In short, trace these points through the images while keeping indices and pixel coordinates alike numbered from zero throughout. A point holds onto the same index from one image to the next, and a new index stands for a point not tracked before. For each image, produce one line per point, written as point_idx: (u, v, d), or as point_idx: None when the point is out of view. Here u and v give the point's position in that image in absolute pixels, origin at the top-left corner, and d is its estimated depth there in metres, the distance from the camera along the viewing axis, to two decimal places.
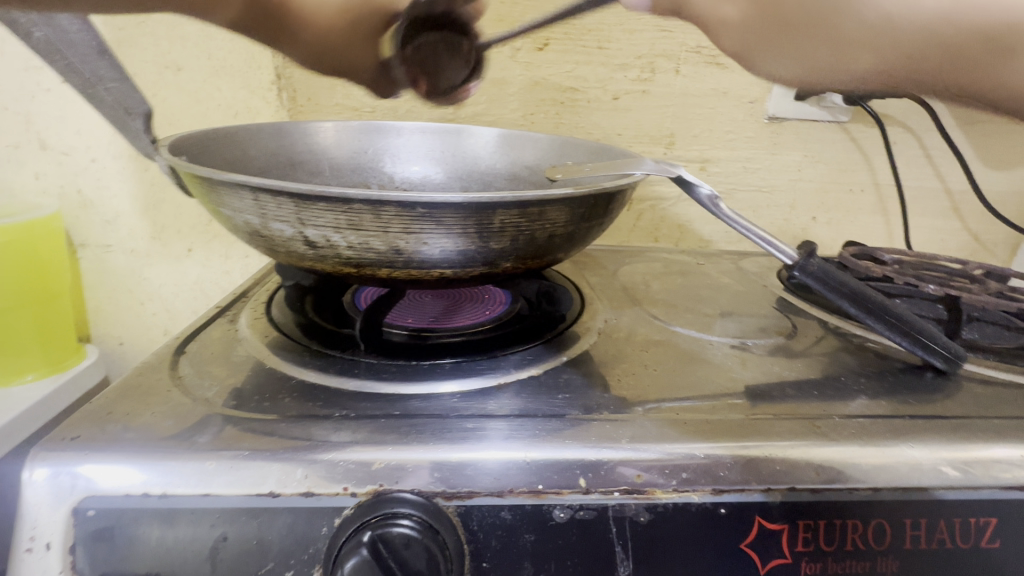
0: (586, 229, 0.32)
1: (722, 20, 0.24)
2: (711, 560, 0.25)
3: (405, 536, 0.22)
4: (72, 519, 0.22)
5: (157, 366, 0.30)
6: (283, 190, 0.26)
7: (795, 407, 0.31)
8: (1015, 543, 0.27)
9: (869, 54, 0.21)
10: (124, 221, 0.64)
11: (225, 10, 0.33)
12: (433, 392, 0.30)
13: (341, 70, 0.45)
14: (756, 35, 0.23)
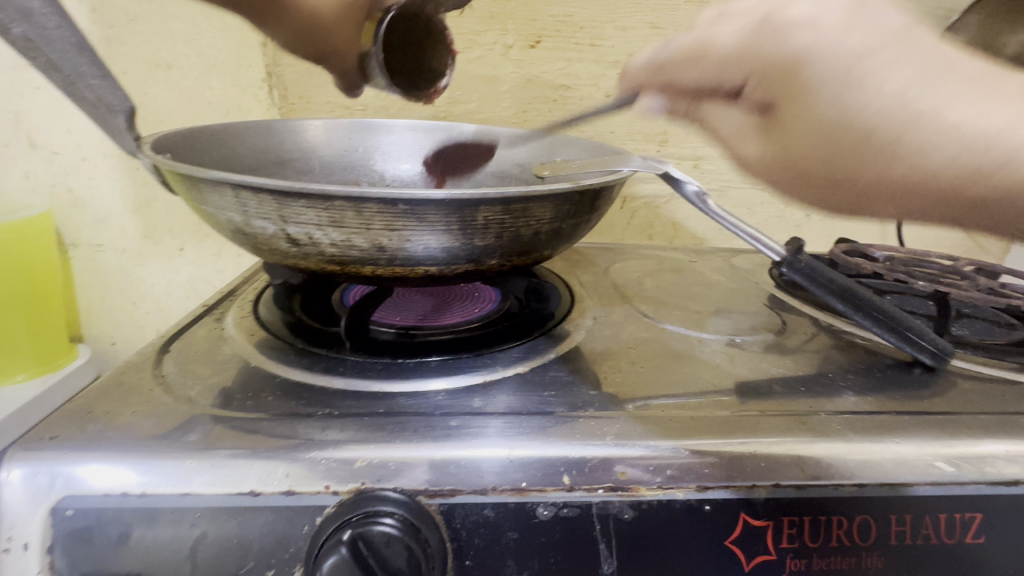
0: (573, 226, 0.32)
1: (751, 158, 0.32)
2: (696, 557, 0.25)
3: (386, 535, 0.22)
4: (51, 519, 0.22)
5: (141, 365, 0.30)
6: (264, 187, 0.25)
7: (782, 404, 0.31)
8: (1001, 539, 0.27)
9: (919, 197, 0.27)
10: (115, 220, 0.64)
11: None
12: (418, 390, 0.30)
13: (321, 53, 0.47)
14: (785, 179, 0.31)
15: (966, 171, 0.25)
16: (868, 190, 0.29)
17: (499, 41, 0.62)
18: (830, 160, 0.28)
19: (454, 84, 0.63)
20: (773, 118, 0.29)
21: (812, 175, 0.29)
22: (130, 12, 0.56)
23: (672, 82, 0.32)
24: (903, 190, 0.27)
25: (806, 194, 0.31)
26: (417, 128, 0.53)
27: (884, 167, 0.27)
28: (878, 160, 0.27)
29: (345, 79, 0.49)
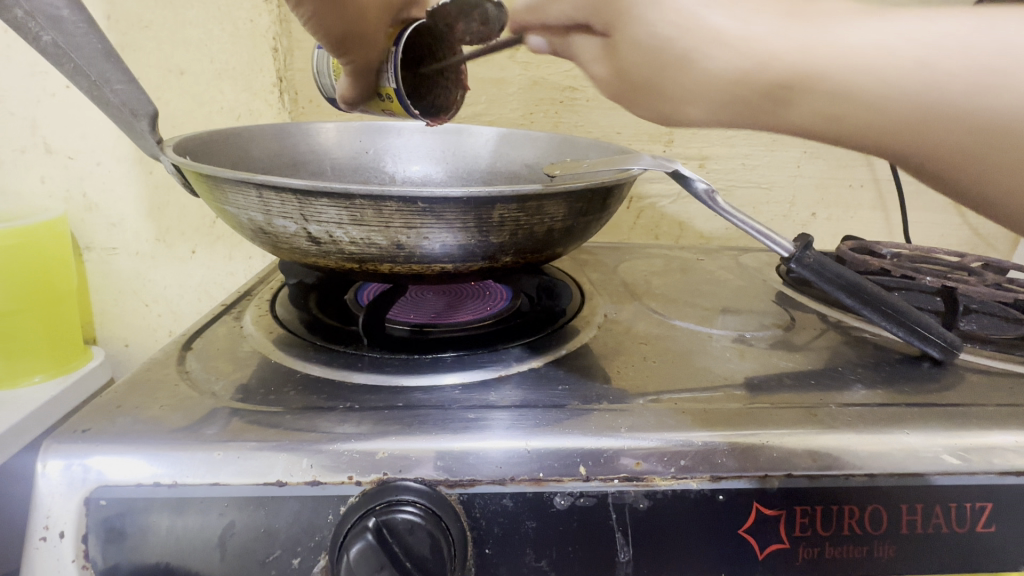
0: (584, 223, 0.33)
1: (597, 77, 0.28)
2: (709, 545, 0.25)
3: (409, 522, 0.23)
4: (84, 509, 0.23)
5: (165, 362, 0.31)
6: (286, 186, 0.26)
7: (793, 397, 0.31)
8: (1011, 528, 0.27)
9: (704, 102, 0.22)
10: (129, 224, 0.65)
11: None
12: (435, 384, 0.31)
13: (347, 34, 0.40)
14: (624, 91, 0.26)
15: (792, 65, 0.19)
16: (756, 102, 0.21)
17: None
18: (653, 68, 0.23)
19: None
20: (613, 39, 0.25)
21: (644, 89, 0.25)
22: (145, 19, 0.57)
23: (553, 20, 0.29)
24: (696, 98, 0.23)
25: (645, 112, 0.26)
26: (426, 129, 0.54)
27: (682, 83, 0.23)
28: (671, 77, 0.23)
29: (361, 78, 0.42)
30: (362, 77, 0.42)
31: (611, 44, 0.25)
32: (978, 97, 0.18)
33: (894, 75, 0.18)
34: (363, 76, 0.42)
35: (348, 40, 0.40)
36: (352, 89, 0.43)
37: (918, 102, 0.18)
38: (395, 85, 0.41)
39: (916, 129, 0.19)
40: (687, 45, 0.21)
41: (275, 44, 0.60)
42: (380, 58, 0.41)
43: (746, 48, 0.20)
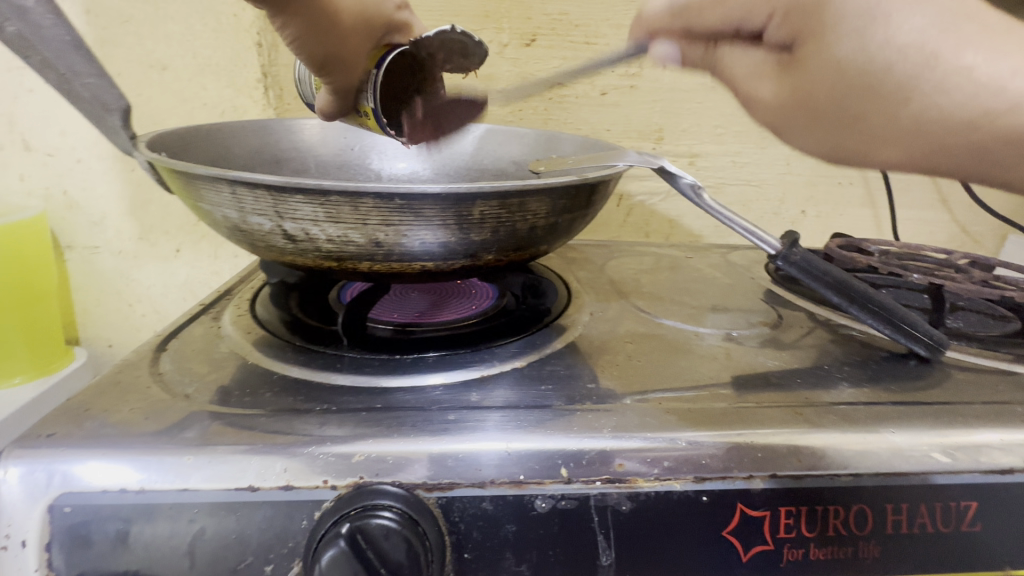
0: (569, 220, 0.32)
1: (759, 99, 0.30)
2: (693, 547, 0.25)
3: (385, 527, 0.22)
4: (48, 516, 0.22)
5: (138, 363, 0.30)
6: (259, 183, 0.25)
7: (779, 396, 0.31)
8: (996, 527, 0.27)
9: (898, 148, 0.29)
10: (111, 222, 0.64)
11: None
12: (417, 384, 0.30)
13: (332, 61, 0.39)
14: (791, 114, 0.30)
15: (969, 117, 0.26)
16: (910, 141, 0.28)
17: (494, 39, 0.62)
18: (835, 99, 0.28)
19: None
20: (797, 55, 0.28)
21: (814, 121, 0.29)
22: (125, 13, 0.56)
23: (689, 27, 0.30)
24: (889, 142, 0.28)
25: (804, 137, 0.30)
26: None
27: (893, 112, 0.27)
28: (886, 103, 0.27)
29: (340, 98, 0.41)
30: (342, 99, 0.41)
31: (786, 62, 0.29)
32: None
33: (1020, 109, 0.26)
34: (343, 97, 0.41)
35: (333, 64, 0.39)
36: (331, 105, 0.42)
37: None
38: (373, 104, 0.41)
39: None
40: (921, 70, 0.26)
41: (259, 39, 0.59)
42: (361, 80, 0.41)
43: (980, 85, 0.26)
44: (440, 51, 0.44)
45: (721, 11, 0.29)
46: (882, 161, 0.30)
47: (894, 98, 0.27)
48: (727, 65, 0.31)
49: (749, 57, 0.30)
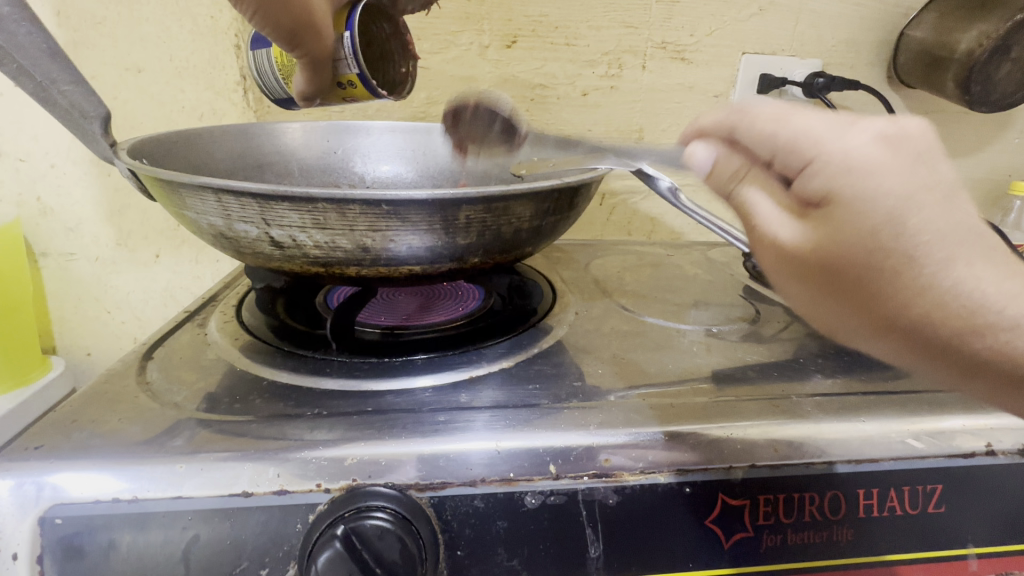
0: (553, 222, 0.33)
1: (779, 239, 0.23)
2: (677, 536, 0.26)
3: (379, 528, 0.23)
4: (39, 528, 0.22)
5: (125, 373, 0.30)
6: (246, 191, 0.26)
7: (757, 388, 0.32)
8: (960, 507, 0.29)
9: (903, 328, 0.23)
10: (87, 228, 0.63)
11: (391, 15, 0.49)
12: (406, 387, 0.31)
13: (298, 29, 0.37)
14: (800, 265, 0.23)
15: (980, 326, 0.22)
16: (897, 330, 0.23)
17: (475, 41, 0.62)
18: (841, 268, 0.22)
19: (432, 85, 0.63)
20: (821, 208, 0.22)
21: (819, 276, 0.23)
22: (98, 15, 0.55)
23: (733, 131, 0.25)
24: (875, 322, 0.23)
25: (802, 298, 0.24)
26: (395, 128, 0.53)
27: (895, 296, 0.22)
28: (887, 278, 0.22)
29: (314, 71, 0.40)
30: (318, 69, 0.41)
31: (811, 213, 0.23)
32: None
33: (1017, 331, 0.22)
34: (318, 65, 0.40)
35: (301, 34, 0.37)
36: (307, 81, 0.41)
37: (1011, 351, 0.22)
38: (357, 70, 0.41)
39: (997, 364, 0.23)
40: (918, 261, 0.21)
41: (238, 42, 0.59)
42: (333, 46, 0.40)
43: (977, 303, 0.21)
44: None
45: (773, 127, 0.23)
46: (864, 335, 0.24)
47: (900, 277, 0.21)
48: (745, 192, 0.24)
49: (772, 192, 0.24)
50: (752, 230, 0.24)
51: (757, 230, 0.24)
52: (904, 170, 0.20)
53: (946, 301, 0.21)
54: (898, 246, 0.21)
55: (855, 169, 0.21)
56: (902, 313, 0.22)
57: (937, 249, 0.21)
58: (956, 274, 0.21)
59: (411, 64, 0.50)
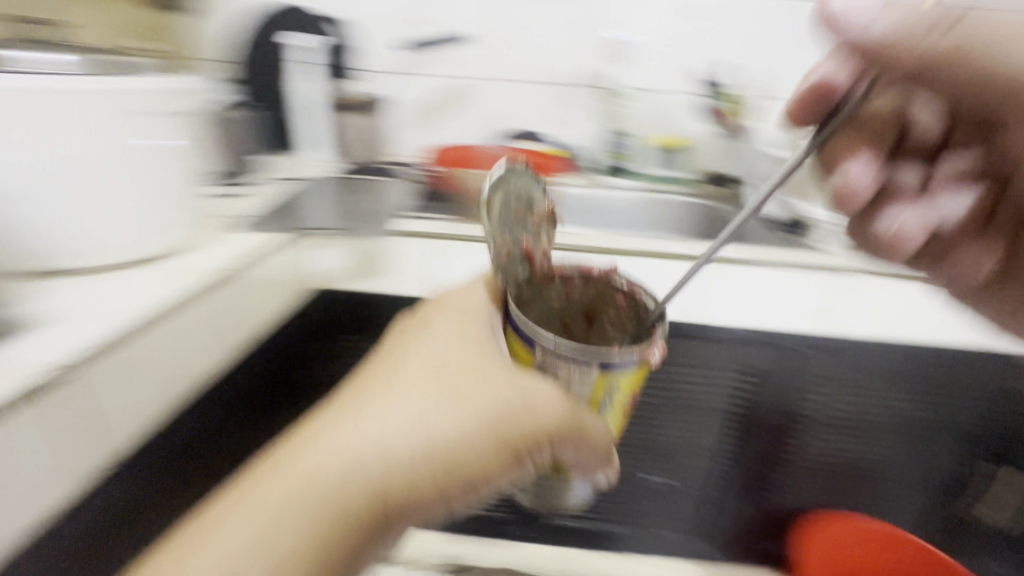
0: None
1: (440, 429, 0.49)
2: None
3: None
4: None
5: None
6: None
7: None
8: None
9: (400, 450, 0.48)
10: None
11: (476, 442, 0.50)
12: None
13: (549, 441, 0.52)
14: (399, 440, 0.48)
15: (408, 447, 0.48)
16: (431, 467, 0.49)
17: None
18: (386, 465, 0.47)
19: None
20: (364, 441, 0.48)
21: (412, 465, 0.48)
22: None
23: (393, 450, 0.48)
24: (423, 434, 0.49)
25: (400, 420, 0.48)
26: None
27: (376, 439, 0.48)
28: (363, 446, 0.47)
29: (600, 457, 0.56)
30: (563, 408, 0.51)
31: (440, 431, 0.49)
32: (382, 440, 0.48)
33: (390, 450, 0.48)
34: (575, 426, 0.52)
35: (510, 464, 0.52)
36: (592, 464, 0.57)
37: (419, 449, 0.48)
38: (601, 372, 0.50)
39: (386, 450, 0.48)
40: (386, 456, 0.47)
41: None
42: (601, 445, 0.55)
43: (403, 445, 0.48)
44: (558, 449, 0.54)
45: (463, 449, 0.49)
46: (401, 422, 0.49)
47: (370, 427, 0.48)
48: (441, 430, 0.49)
49: (394, 414, 0.49)
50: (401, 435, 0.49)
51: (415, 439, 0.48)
52: (398, 424, 0.49)
53: (374, 445, 0.47)
54: (389, 454, 0.48)
55: (422, 441, 0.48)
56: (398, 450, 0.48)
57: (394, 420, 0.49)
58: (382, 422, 0.48)
59: (546, 451, 0.53)
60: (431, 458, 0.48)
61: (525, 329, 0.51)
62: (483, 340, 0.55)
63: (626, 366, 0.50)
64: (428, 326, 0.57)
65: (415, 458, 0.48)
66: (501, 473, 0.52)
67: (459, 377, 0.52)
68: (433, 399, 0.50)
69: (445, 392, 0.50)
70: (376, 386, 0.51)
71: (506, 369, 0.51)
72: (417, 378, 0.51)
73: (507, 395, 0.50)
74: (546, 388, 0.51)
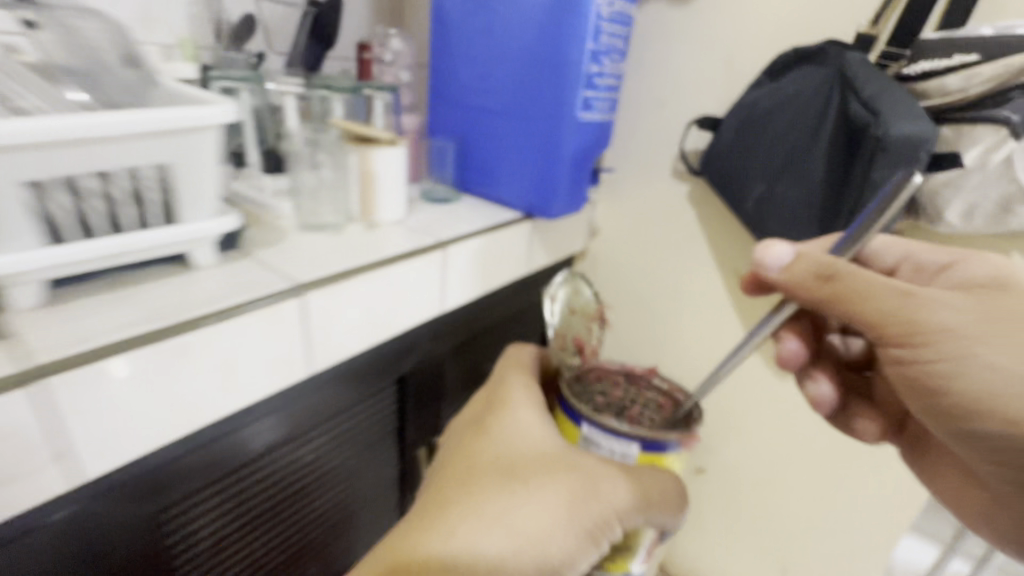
0: None
1: (525, 526, 0.46)
2: None
3: None
4: None
5: None
6: None
7: None
8: None
9: (547, 509, 0.47)
10: None
11: (592, 508, 0.48)
12: None
13: (648, 497, 0.50)
14: (552, 525, 0.46)
15: (552, 467, 0.50)
16: (569, 503, 0.48)
17: None
18: (575, 507, 0.48)
19: None
20: (540, 488, 0.48)
21: (564, 505, 0.48)
22: None
23: (559, 522, 0.47)
24: (516, 533, 0.45)
25: (528, 523, 0.46)
26: None
27: (570, 490, 0.48)
28: (520, 497, 0.47)
29: (676, 498, 0.52)
30: (626, 480, 0.50)
31: (552, 515, 0.47)
32: (582, 502, 0.48)
33: (534, 545, 0.45)
34: (647, 497, 0.50)
35: (607, 526, 0.48)
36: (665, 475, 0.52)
37: (556, 527, 0.46)
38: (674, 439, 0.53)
39: (527, 484, 0.48)
40: (517, 506, 0.47)
41: None
42: (670, 483, 0.51)
43: (521, 540, 0.45)
44: (647, 488, 0.50)
45: (599, 501, 0.48)
46: (538, 506, 0.47)
47: (525, 497, 0.47)
48: (519, 517, 0.46)
49: (524, 502, 0.47)
50: (572, 499, 0.48)
51: (527, 524, 0.46)
52: (545, 519, 0.46)
53: (512, 542, 0.45)
54: (569, 485, 0.49)
55: (552, 513, 0.47)
56: (531, 542, 0.45)
57: (524, 506, 0.47)
58: (525, 497, 0.47)
59: (622, 494, 0.48)
60: (571, 491, 0.48)
61: (574, 407, 0.54)
62: (537, 426, 0.54)
63: (668, 449, 0.53)
64: (487, 428, 0.56)
65: (571, 503, 0.48)
66: (561, 537, 0.46)
67: (520, 472, 0.50)
68: (553, 504, 0.47)
69: (514, 497, 0.48)
70: (458, 481, 0.51)
71: (564, 465, 0.50)
72: (584, 508, 0.48)
73: (575, 492, 0.48)
74: (603, 471, 0.49)
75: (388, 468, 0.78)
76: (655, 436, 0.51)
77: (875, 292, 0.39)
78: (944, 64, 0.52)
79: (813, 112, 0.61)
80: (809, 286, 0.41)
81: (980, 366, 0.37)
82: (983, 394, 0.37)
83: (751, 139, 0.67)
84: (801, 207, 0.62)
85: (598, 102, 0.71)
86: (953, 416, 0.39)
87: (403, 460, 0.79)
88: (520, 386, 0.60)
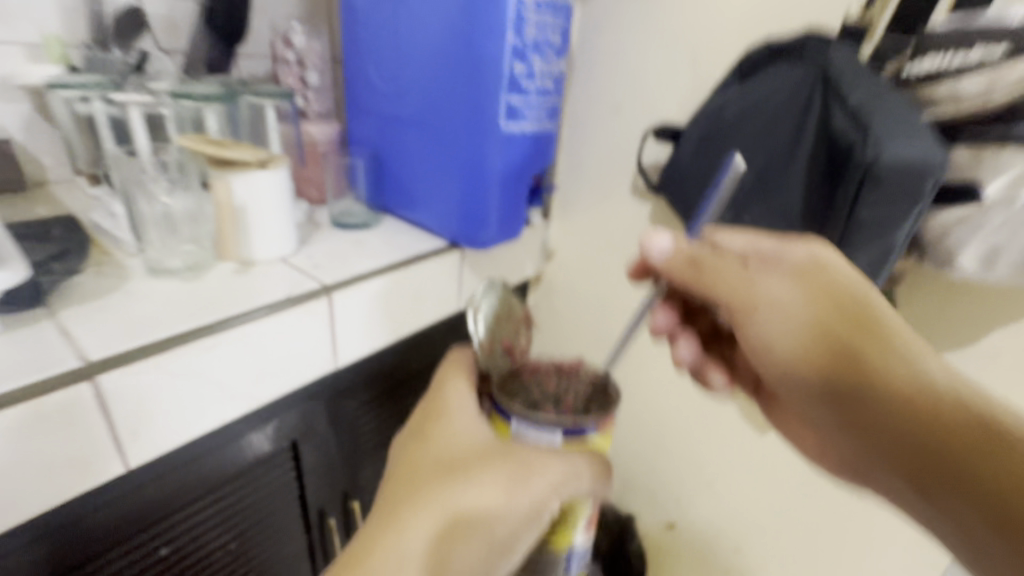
0: None
1: (465, 518, 0.41)
2: None
3: None
4: None
5: None
6: None
7: None
8: None
9: (491, 496, 0.42)
10: None
11: (534, 493, 0.42)
12: None
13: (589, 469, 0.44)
14: (494, 512, 0.42)
15: (490, 455, 0.44)
16: (510, 484, 0.42)
17: None
18: (518, 488, 0.42)
19: None
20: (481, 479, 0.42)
21: (507, 488, 0.42)
22: None
23: (502, 508, 0.42)
24: (458, 527, 0.41)
25: (470, 508, 0.42)
26: None
27: (512, 476, 0.42)
28: (459, 491, 0.42)
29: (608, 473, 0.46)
30: (562, 461, 0.43)
31: (498, 501, 0.42)
32: (525, 485, 0.42)
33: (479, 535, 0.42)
34: (590, 471, 0.44)
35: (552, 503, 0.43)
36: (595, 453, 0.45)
37: (500, 511, 0.42)
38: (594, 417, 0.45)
39: (465, 476, 0.43)
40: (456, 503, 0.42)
41: None
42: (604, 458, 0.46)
43: (462, 536, 0.41)
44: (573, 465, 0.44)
45: (542, 479, 0.42)
46: (480, 497, 0.42)
47: (462, 488, 0.42)
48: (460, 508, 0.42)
49: (466, 496, 0.42)
50: (514, 483, 0.42)
51: (468, 515, 0.42)
52: (488, 507, 0.42)
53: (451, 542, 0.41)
54: (509, 470, 0.43)
55: (497, 498, 0.42)
56: (476, 531, 0.41)
57: (465, 502, 0.42)
58: (464, 491, 0.42)
59: (550, 472, 0.42)
60: (511, 474, 0.42)
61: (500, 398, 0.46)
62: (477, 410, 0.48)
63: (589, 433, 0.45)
64: (424, 426, 0.48)
65: (514, 487, 0.42)
66: (506, 519, 0.42)
67: (457, 463, 0.44)
68: (495, 488, 0.42)
69: (456, 487, 0.42)
70: (397, 484, 0.45)
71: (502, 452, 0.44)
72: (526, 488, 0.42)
73: (517, 472, 0.42)
74: (527, 455, 0.43)
75: (291, 542, 0.65)
76: (575, 419, 0.44)
77: (723, 277, 0.40)
78: (955, 61, 0.39)
79: (789, 126, 0.48)
80: (682, 275, 0.41)
81: (801, 332, 0.40)
82: (796, 357, 0.40)
83: (713, 158, 0.54)
84: (772, 244, 0.50)
85: (529, 112, 0.58)
86: (779, 374, 0.42)
87: (314, 530, 0.67)
88: (459, 387, 0.50)
